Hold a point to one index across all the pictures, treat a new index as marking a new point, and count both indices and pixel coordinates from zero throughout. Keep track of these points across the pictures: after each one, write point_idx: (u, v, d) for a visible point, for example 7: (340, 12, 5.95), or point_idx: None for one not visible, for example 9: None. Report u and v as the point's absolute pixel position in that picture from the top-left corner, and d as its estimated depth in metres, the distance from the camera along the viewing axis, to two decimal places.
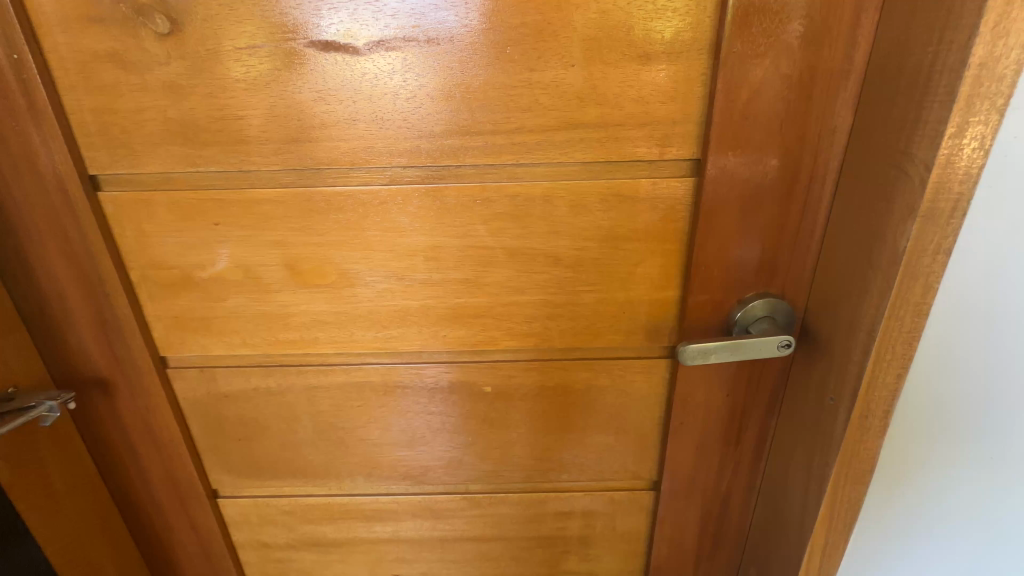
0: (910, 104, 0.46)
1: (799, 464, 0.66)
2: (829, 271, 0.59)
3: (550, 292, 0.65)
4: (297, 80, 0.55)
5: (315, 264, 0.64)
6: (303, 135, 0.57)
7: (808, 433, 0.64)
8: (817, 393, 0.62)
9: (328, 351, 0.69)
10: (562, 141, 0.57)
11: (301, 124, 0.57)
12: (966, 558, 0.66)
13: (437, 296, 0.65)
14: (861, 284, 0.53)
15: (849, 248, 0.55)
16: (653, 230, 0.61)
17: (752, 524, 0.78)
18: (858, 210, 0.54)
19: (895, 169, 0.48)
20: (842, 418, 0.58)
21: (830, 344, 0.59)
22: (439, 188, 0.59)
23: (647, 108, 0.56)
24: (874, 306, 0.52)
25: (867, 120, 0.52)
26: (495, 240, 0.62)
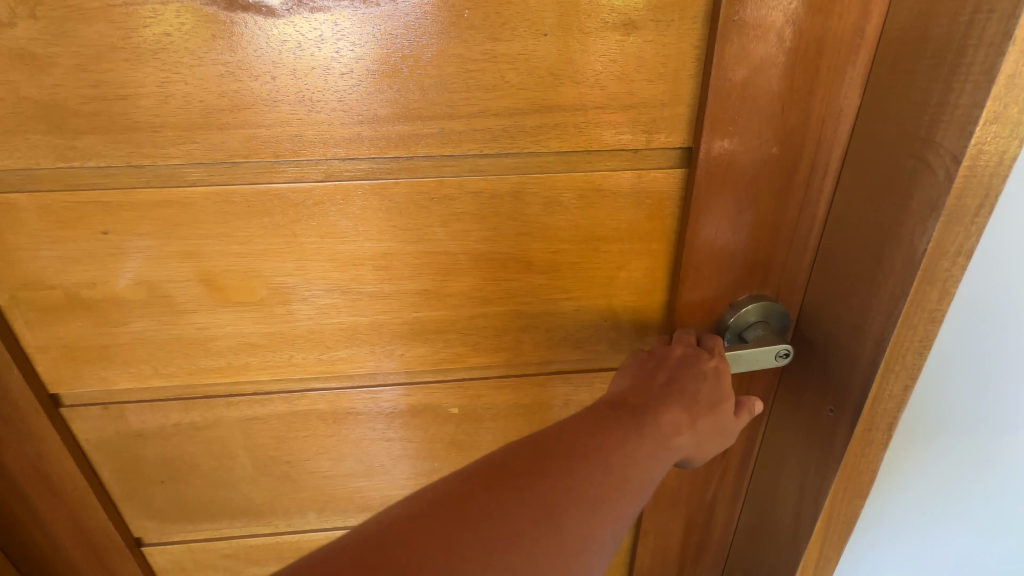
0: (934, 87, 0.40)
1: (792, 476, 0.62)
2: (829, 271, 0.53)
3: (523, 300, 0.57)
4: (195, 49, 0.43)
5: (238, 279, 0.52)
6: (209, 119, 0.46)
7: (802, 443, 0.59)
8: (813, 402, 0.57)
9: (263, 378, 0.59)
10: (534, 127, 0.48)
11: (206, 106, 0.45)
12: (949, 547, 0.66)
13: (390, 311, 0.56)
14: (867, 288, 0.48)
15: (854, 247, 0.50)
16: (638, 228, 0.54)
17: (738, 529, 0.74)
18: (866, 206, 0.48)
19: (914, 160, 0.42)
20: (844, 432, 0.53)
21: (829, 350, 0.54)
22: (386, 184, 0.49)
23: (630, 88, 0.47)
24: (885, 312, 0.46)
25: (879, 102, 0.46)
26: (457, 245, 0.53)
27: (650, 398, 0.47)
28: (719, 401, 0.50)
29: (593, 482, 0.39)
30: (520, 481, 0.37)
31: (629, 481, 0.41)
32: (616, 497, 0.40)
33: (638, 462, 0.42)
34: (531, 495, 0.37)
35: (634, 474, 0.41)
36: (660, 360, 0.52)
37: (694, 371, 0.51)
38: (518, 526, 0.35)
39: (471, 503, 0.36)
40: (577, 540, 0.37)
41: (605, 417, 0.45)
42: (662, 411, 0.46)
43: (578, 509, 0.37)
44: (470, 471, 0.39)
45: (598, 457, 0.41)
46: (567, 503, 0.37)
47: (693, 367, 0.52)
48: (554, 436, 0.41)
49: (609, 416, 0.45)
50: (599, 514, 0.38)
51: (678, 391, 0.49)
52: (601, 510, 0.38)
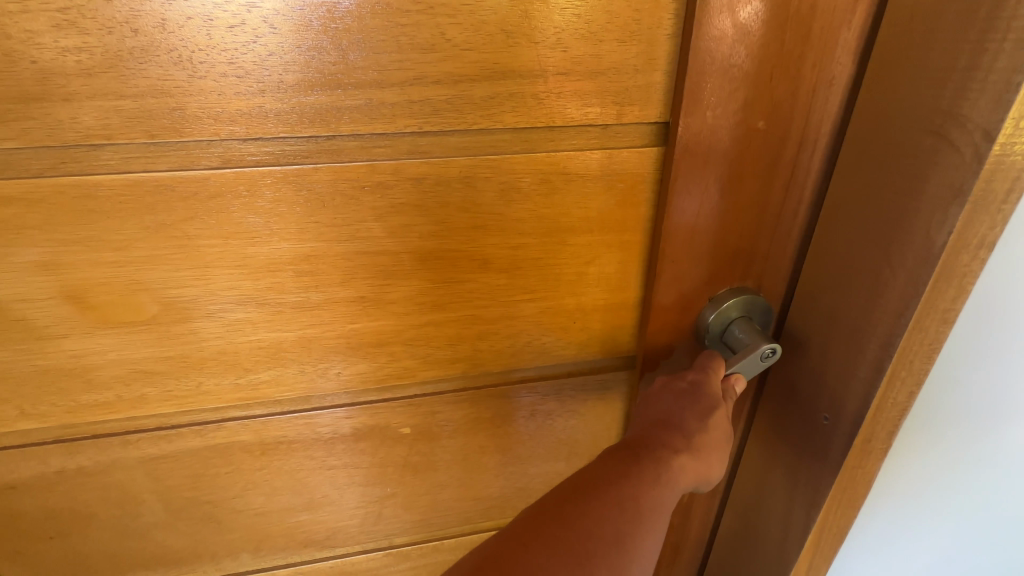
0: (958, 57, 0.35)
1: (777, 485, 0.58)
2: (817, 267, 0.48)
3: (480, 304, 0.49)
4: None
5: (118, 295, 0.41)
6: (47, 87, 0.33)
7: (792, 452, 0.55)
8: (801, 409, 0.53)
9: (167, 412, 0.48)
10: (485, 99, 0.40)
11: (40, 69, 0.33)
12: (945, 552, 0.63)
13: (321, 323, 0.47)
14: (870, 285, 0.44)
15: (851, 239, 0.45)
16: (610, 217, 0.47)
17: (716, 534, 0.69)
18: (864, 195, 0.43)
19: (932, 138, 0.38)
20: (841, 441, 0.49)
21: (821, 353, 0.49)
22: (303, 171, 0.40)
23: (598, 50, 0.39)
24: (896, 312, 0.42)
25: (880, 71, 0.40)
26: (397, 243, 0.44)
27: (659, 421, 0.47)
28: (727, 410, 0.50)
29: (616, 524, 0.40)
30: (547, 535, 0.38)
31: (648, 519, 0.41)
32: (639, 536, 0.40)
33: (654, 497, 0.42)
34: (562, 548, 0.37)
35: (654, 507, 0.42)
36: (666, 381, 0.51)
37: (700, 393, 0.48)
38: None
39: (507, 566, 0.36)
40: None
41: (622, 458, 0.44)
42: (670, 441, 0.46)
43: (612, 553, 0.38)
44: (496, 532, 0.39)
45: (614, 502, 0.41)
46: (601, 550, 0.38)
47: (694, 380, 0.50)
48: (570, 487, 0.42)
49: (621, 457, 0.44)
50: (626, 555, 0.39)
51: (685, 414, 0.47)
52: (627, 549, 0.39)
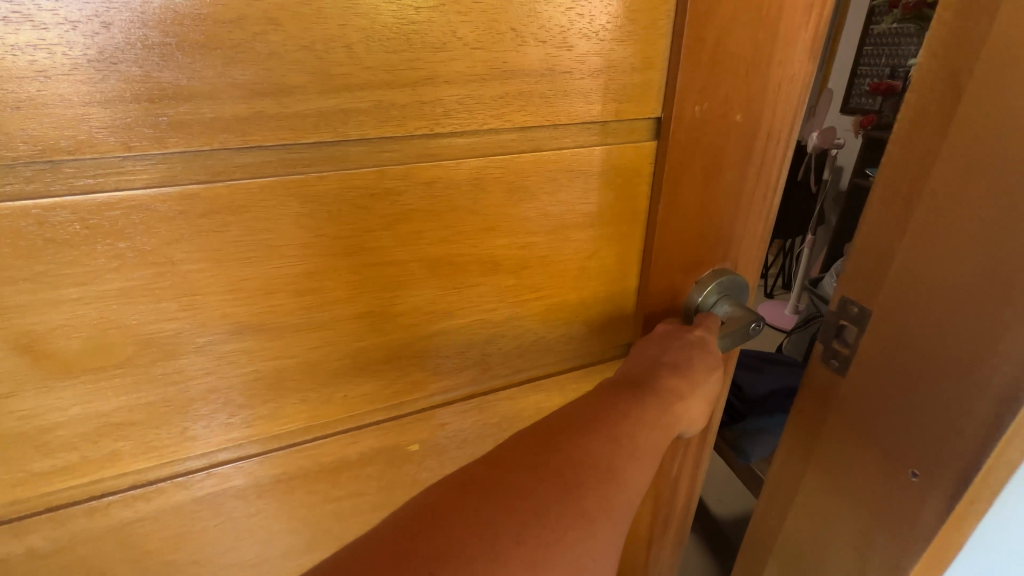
0: None
1: (854, 525, 0.63)
2: (892, 323, 0.54)
3: (490, 307, 0.48)
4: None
5: (83, 337, 0.35)
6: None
7: (875, 503, 0.60)
8: (888, 464, 0.58)
9: (145, 466, 0.42)
10: (495, 98, 0.39)
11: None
12: None
13: (325, 345, 0.43)
14: (977, 344, 0.48)
15: (950, 302, 0.49)
16: (610, 212, 0.48)
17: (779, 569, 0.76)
18: (960, 263, 0.47)
19: None
20: (940, 490, 0.54)
21: (915, 411, 0.54)
22: (306, 180, 0.36)
23: (600, 50, 0.40)
24: (1007, 366, 0.47)
25: (971, 139, 0.45)
26: (406, 252, 0.42)
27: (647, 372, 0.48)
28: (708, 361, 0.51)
29: (603, 454, 0.39)
30: (534, 458, 0.37)
31: (634, 452, 0.41)
32: (628, 464, 0.40)
33: (642, 427, 0.43)
34: (548, 470, 0.37)
35: (641, 444, 0.42)
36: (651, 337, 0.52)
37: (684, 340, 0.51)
38: (541, 502, 0.35)
39: (487, 486, 0.35)
40: (598, 507, 0.37)
41: (612, 396, 0.45)
42: (657, 381, 0.47)
43: (598, 480, 0.38)
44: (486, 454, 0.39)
45: (600, 434, 0.41)
46: (588, 475, 0.38)
47: (680, 337, 0.52)
48: (560, 418, 0.41)
49: (611, 395, 0.45)
50: (613, 482, 0.39)
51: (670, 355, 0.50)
52: (614, 479, 0.39)
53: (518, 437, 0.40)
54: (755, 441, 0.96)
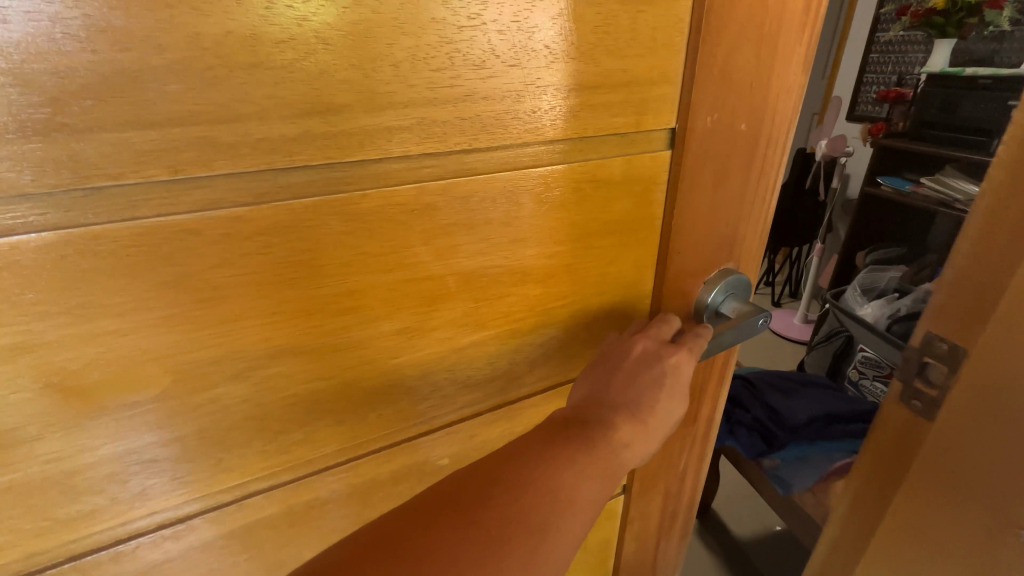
0: None
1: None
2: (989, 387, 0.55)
3: (519, 317, 0.49)
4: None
5: (119, 371, 0.33)
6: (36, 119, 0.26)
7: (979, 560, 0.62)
8: (992, 523, 0.60)
9: (175, 503, 0.40)
10: (529, 113, 0.40)
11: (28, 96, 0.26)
12: None
13: (363, 364, 0.43)
14: None
15: None
16: (630, 220, 0.50)
17: None
18: None
19: None
20: None
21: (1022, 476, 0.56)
22: (350, 199, 0.36)
23: (624, 65, 0.42)
24: None
25: None
26: (443, 266, 0.42)
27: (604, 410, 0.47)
28: (670, 397, 0.50)
29: (536, 506, 0.39)
30: (460, 512, 0.37)
31: (572, 503, 0.41)
32: (561, 521, 0.39)
33: (591, 477, 0.42)
34: (472, 525, 0.36)
35: (582, 493, 0.41)
36: (619, 362, 0.51)
37: (657, 374, 0.50)
38: (457, 561, 0.35)
39: (402, 541, 0.35)
40: (520, 565, 0.37)
41: (561, 436, 0.44)
42: (613, 422, 0.46)
43: (525, 536, 0.38)
44: (411, 499, 0.38)
45: (537, 484, 0.40)
46: (515, 531, 0.37)
47: (653, 366, 0.50)
48: (498, 463, 0.41)
49: (560, 434, 0.44)
50: (543, 537, 0.38)
51: (639, 393, 0.49)
52: (546, 534, 0.38)
53: (449, 484, 0.39)
54: (795, 472, 1.32)
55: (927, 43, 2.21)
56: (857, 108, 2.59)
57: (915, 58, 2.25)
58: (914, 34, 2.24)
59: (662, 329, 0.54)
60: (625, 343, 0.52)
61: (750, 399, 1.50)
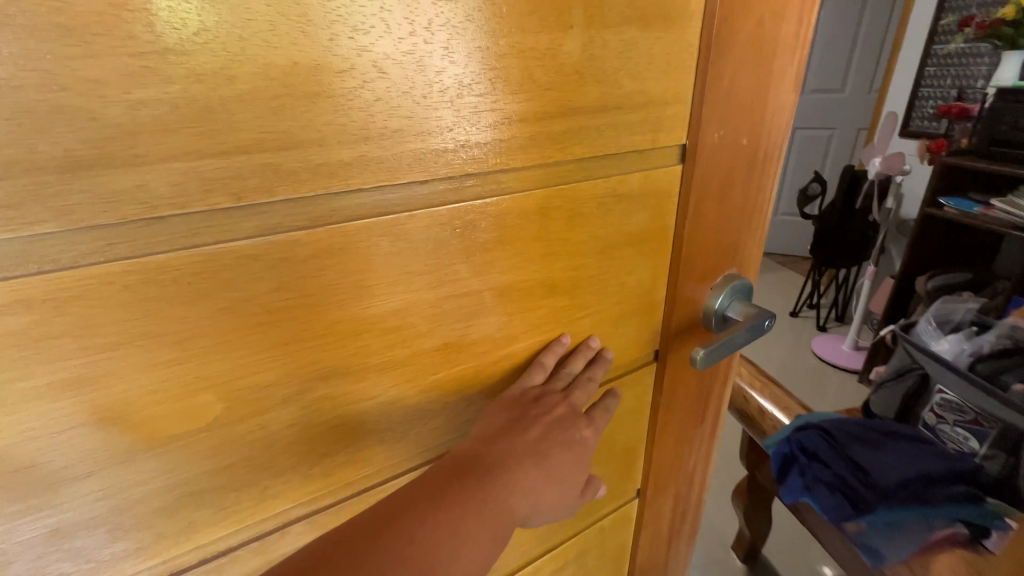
0: None
1: None
2: None
3: (547, 329, 0.50)
4: (57, 11, 0.24)
5: (172, 402, 0.33)
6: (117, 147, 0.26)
7: None
8: None
9: (219, 535, 0.39)
10: (560, 133, 0.42)
11: (108, 125, 0.26)
12: None
13: (404, 382, 0.43)
14: None
15: None
16: (648, 231, 0.53)
17: None
18: None
19: None
20: None
21: None
22: (397, 220, 0.37)
23: (644, 87, 0.45)
24: None
25: None
26: (481, 282, 0.43)
27: (515, 469, 0.43)
28: (576, 469, 0.48)
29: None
30: None
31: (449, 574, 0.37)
32: None
33: (474, 542, 0.39)
34: None
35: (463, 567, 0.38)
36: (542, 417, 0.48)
37: (568, 438, 0.48)
38: None
39: None
40: None
41: (457, 494, 0.40)
42: (517, 487, 0.43)
43: None
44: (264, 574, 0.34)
45: (417, 554, 0.36)
46: None
47: (569, 432, 0.48)
48: (378, 525, 0.37)
49: (456, 491, 0.40)
50: None
51: (548, 454, 0.46)
52: None
53: (317, 552, 0.35)
54: (888, 537, 1.00)
55: (995, 55, 2.04)
56: (910, 123, 2.43)
57: (978, 71, 2.10)
58: (978, 45, 2.09)
59: (582, 391, 0.52)
60: (551, 392, 0.50)
61: (833, 457, 1.12)
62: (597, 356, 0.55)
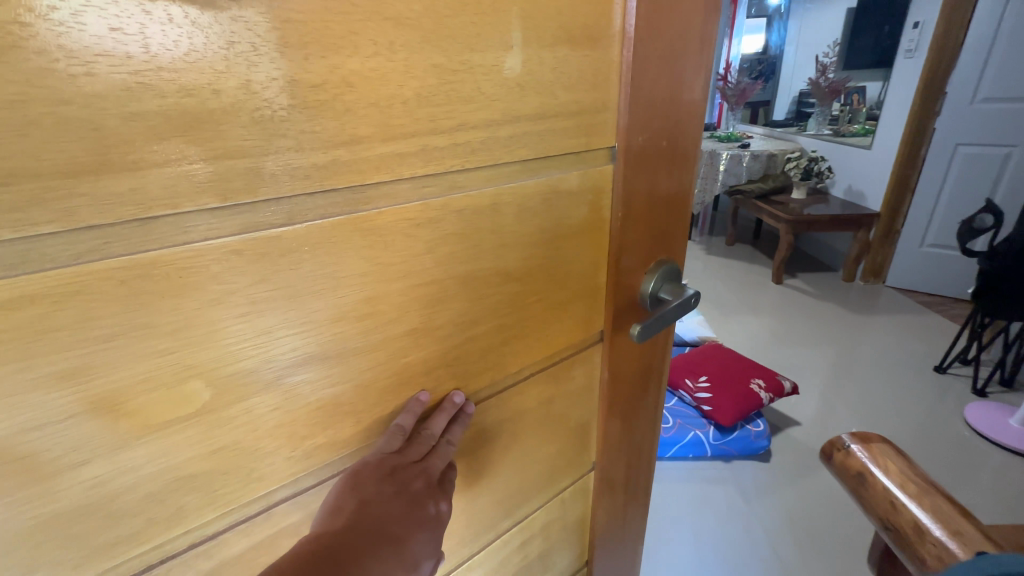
0: None
1: None
2: None
3: (504, 313, 0.56)
4: (60, 34, 0.27)
5: (161, 390, 0.35)
6: (115, 155, 0.30)
7: None
8: None
9: (206, 520, 0.41)
10: (507, 138, 0.48)
11: (110, 136, 0.29)
12: None
13: (377, 365, 0.47)
14: None
15: None
16: (586, 223, 0.60)
17: None
18: None
19: None
20: None
21: None
22: (366, 216, 0.41)
23: (576, 97, 0.53)
24: None
25: None
26: (443, 270, 0.48)
27: (366, 558, 0.44)
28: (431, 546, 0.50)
29: None
30: None
31: None
32: None
33: None
34: None
35: None
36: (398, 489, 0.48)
37: (420, 516, 0.49)
38: None
39: None
40: None
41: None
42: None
43: None
44: None
45: None
46: None
47: (421, 508, 0.50)
48: None
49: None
50: None
51: (404, 539, 0.48)
52: None
53: None
54: None
55: None
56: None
57: None
58: None
59: (438, 459, 0.53)
60: (406, 463, 0.50)
61: None
62: (460, 416, 0.55)
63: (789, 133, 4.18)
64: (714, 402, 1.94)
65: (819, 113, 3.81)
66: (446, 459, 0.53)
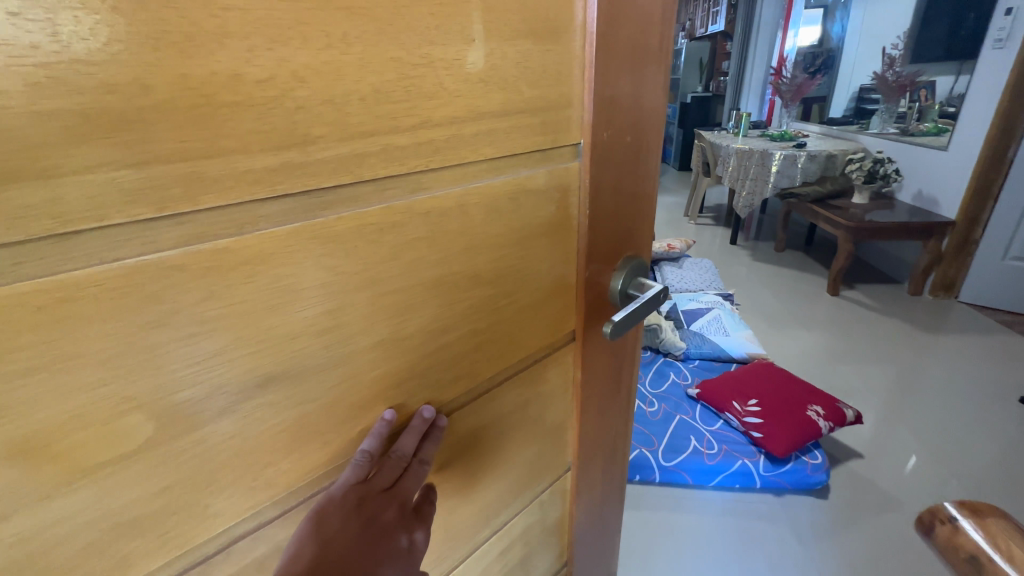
0: None
1: None
2: None
3: (475, 318, 0.54)
4: None
5: (94, 426, 0.31)
6: (22, 161, 0.26)
7: None
8: None
9: (156, 565, 0.37)
10: (472, 136, 0.46)
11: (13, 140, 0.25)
12: None
13: (343, 382, 0.44)
14: None
15: None
16: (555, 221, 0.59)
17: None
18: None
19: None
20: None
21: None
22: (324, 223, 0.38)
23: (541, 93, 0.51)
24: None
25: None
26: (410, 277, 0.46)
27: None
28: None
29: None
30: None
31: None
32: None
33: None
34: None
35: None
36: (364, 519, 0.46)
37: (388, 547, 0.47)
38: None
39: None
40: None
41: None
42: None
43: None
44: None
45: None
46: None
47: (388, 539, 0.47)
48: None
49: None
50: None
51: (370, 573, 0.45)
52: None
53: None
54: None
55: None
56: None
57: None
58: None
59: (410, 482, 0.50)
60: (374, 491, 0.48)
61: None
62: (434, 432, 0.52)
63: (847, 133, 4.04)
64: (770, 432, 1.78)
65: (886, 109, 3.65)
66: (420, 479, 0.51)
